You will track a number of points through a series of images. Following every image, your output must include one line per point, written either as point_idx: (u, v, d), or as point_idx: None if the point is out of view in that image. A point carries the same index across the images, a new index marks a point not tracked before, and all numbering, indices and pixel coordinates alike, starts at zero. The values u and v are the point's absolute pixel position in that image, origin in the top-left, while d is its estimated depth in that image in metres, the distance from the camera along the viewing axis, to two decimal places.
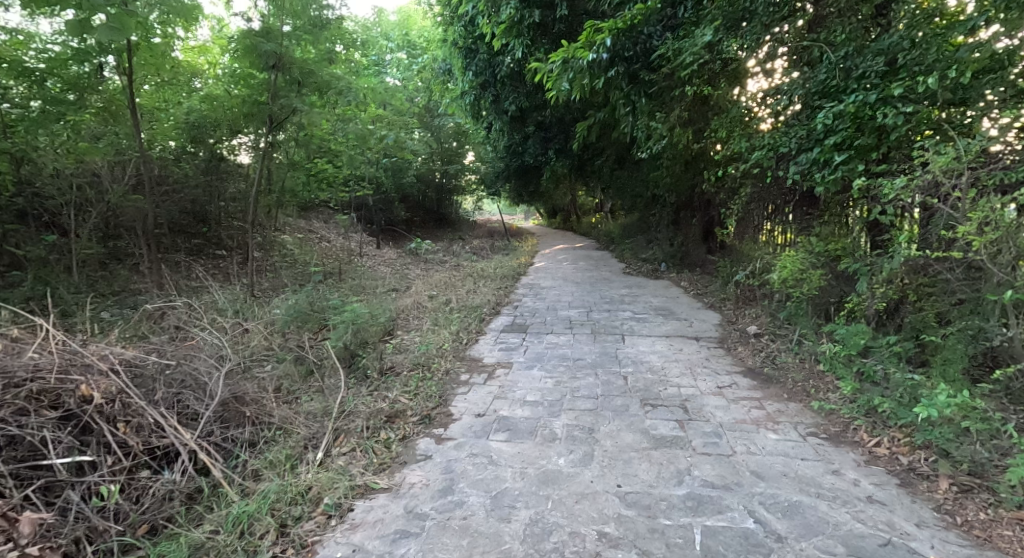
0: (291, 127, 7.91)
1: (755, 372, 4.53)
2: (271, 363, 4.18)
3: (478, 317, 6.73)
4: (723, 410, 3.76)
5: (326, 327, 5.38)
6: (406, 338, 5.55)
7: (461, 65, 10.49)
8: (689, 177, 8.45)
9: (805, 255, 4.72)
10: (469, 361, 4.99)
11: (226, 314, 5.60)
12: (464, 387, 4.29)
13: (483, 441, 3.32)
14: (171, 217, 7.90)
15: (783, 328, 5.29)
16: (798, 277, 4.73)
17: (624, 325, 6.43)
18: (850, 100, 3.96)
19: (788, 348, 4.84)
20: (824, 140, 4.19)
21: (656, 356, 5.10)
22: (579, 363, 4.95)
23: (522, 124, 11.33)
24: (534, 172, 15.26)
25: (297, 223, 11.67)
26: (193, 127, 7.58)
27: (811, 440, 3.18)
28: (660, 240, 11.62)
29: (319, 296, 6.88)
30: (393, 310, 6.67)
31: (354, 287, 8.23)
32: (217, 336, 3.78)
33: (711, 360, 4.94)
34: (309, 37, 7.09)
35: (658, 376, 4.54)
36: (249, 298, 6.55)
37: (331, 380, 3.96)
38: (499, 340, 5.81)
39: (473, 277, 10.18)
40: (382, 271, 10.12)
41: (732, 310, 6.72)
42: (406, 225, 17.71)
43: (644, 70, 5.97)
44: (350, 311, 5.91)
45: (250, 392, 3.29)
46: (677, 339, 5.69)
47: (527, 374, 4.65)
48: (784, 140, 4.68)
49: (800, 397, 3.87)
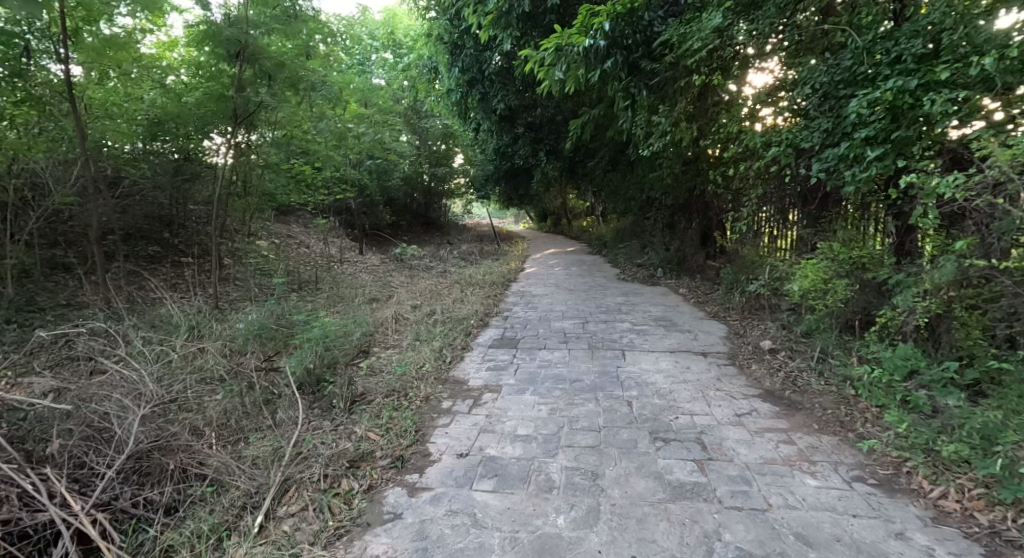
0: (265, 124, 7.48)
1: (776, 396, 4.02)
2: (220, 392, 3.59)
3: (464, 330, 6.17)
4: (747, 446, 3.22)
5: (293, 346, 4.81)
6: (381, 358, 4.98)
7: (447, 60, 9.94)
8: (689, 178, 7.98)
9: (828, 262, 4.26)
10: (452, 385, 4.43)
11: (179, 330, 5.00)
12: (445, 418, 3.73)
13: (465, 493, 2.74)
14: (130, 222, 7.24)
15: (800, 343, 4.80)
16: (821, 287, 4.28)
17: (623, 338, 5.90)
18: (887, 87, 3.43)
19: (810, 368, 4.34)
20: (855, 134, 3.68)
21: (662, 376, 4.57)
22: (576, 386, 4.39)
23: (511, 124, 10.82)
24: (524, 175, 14.74)
25: (274, 228, 11.02)
26: (155, 123, 6.89)
27: (860, 489, 2.66)
28: (655, 244, 11.17)
29: (290, 309, 6.30)
30: (369, 324, 6.10)
31: (331, 298, 7.64)
32: (135, 372, 3.18)
33: (724, 380, 4.42)
34: (287, 31, 6.71)
35: (667, 401, 4.01)
36: (210, 311, 5.93)
37: (287, 412, 3.39)
38: (487, 357, 5.26)
39: (460, 284, 9.61)
40: (363, 279, 9.53)
41: (739, 321, 6.22)
42: (391, 230, 17.08)
43: (644, 59, 5.46)
44: (321, 326, 5.35)
45: (179, 438, 2.71)
46: (682, 354, 5.18)
47: (518, 400, 4.08)
48: (806, 135, 4.18)
49: (833, 428, 3.36)
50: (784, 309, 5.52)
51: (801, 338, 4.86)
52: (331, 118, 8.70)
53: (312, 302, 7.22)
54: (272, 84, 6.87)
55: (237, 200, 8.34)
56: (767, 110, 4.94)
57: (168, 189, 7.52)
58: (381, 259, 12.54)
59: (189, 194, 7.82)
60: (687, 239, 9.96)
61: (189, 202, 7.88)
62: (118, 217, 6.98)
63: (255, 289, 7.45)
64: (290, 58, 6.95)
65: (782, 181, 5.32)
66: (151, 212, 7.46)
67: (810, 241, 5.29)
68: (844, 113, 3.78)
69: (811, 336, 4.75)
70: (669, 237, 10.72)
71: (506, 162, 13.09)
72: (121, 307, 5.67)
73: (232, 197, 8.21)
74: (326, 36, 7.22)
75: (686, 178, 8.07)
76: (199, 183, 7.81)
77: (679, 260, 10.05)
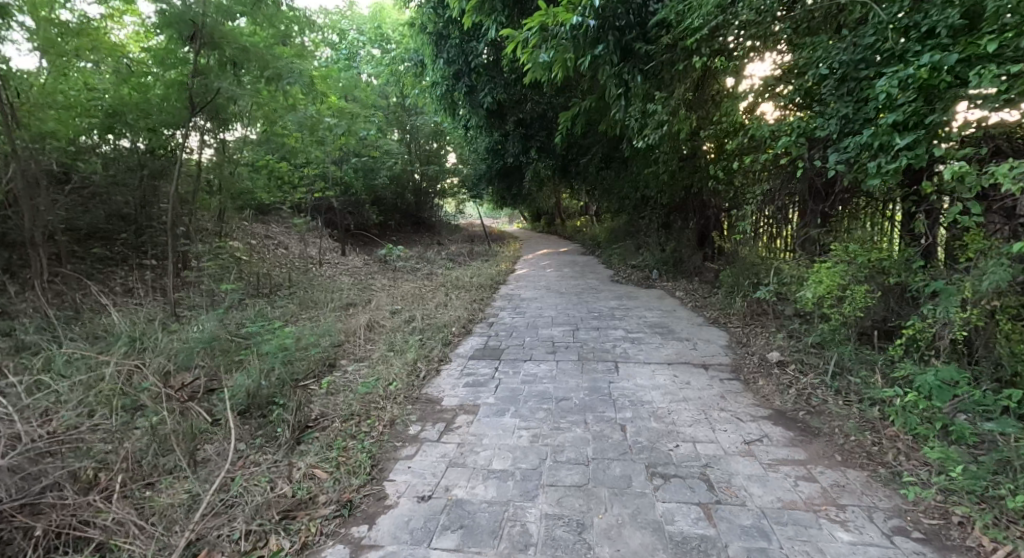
0: (232, 115, 6.99)
1: (788, 419, 3.53)
2: (143, 421, 3.06)
3: (444, 338, 5.69)
4: (760, 483, 2.74)
5: (246, 361, 4.28)
6: (345, 375, 4.46)
7: (431, 52, 9.42)
8: (686, 173, 7.51)
9: (845, 266, 3.76)
10: (423, 405, 3.93)
11: (119, 342, 4.49)
12: (410, 448, 3.23)
13: (421, 553, 2.27)
14: (93, 221, 6.60)
15: (811, 354, 4.34)
16: (838, 295, 3.78)
17: (615, 347, 5.43)
18: (921, 63, 2.94)
19: (825, 384, 3.86)
20: (880, 118, 3.20)
21: (659, 394, 4.07)
22: (563, 406, 3.89)
23: (501, 119, 10.34)
24: (515, 173, 14.24)
25: (251, 228, 10.49)
26: (111, 114, 6.35)
27: (904, 547, 2.21)
28: (650, 244, 10.73)
29: (255, 317, 5.78)
30: (338, 333, 5.57)
31: (303, 304, 7.11)
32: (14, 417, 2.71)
33: (728, 398, 3.95)
34: (261, 16, 6.25)
35: (666, 425, 3.52)
36: (163, 320, 5.41)
37: (212, 451, 2.95)
38: (465, 371, 4.76)
39: (446, 287, 9.12)
40: (342, 282, 9.00)
41: (741, 329, 5.75)
42: (378, 230, 16.50)
43: (640, 41, 4.98)
44: (281, 337, 4.82)
45: (55, 495, 2.33)
46: (681, 367, 4.71)
47: (495, 424, 3.57)
48: (820, 122, 3.70)
49: (860, 460, 2.89)
50: (791, 315, 5.05)
51: (811, 348, 4.39)
52: (306, 112, 8.19)
53: (282, 308, 6.69)
54: (240, 75, 6.45)
55: (205, 199, 7.83)
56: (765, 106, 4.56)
57: (136, 187, 6.93)
58: (364, 260, 11.99)
59: (161, 193, 7.20)
60: (684, 239, 9.49)
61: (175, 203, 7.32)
62: (76, 216, 6.42)
63: (218, 295, 6.89)
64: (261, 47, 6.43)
65: (792, 179, 4.89)
66: (120, 212, 6.89)
67: (820, 243, 4.82)
68: (869, 95, 3.28)
69: (823, 348, 4.28)
70: (665, 237, 10.26)
71: (496, 159, 12.58)
72: (60, 317, 5.12)
73: (200, 195, 7.66)
74: (302, 23, 6.78)
75: (683, 174, 7.60)
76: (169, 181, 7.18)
77: (675, 261, 9.60)
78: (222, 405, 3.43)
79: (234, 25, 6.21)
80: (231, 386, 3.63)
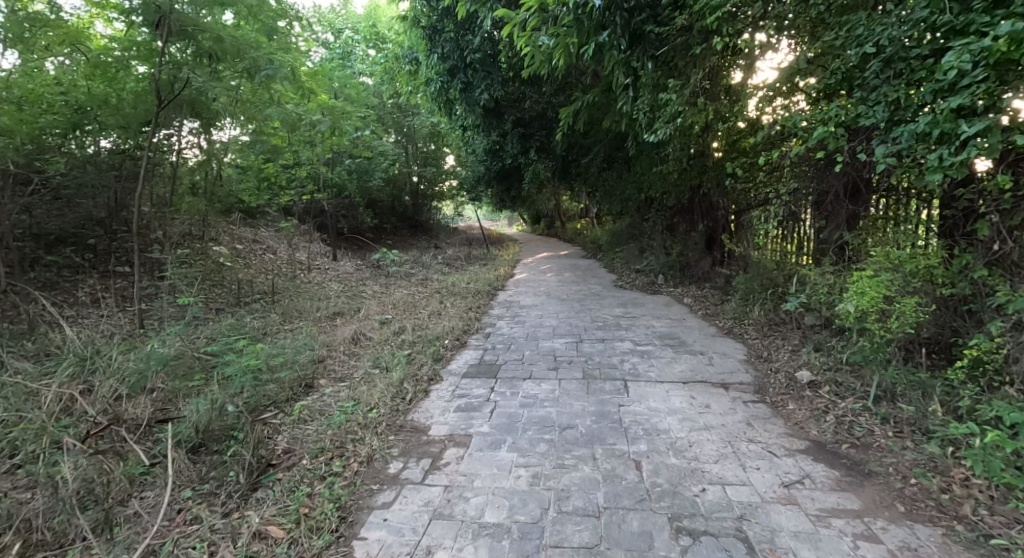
0: (210, 112, 6.51)
1: (829, 453, 3.04)
2: (66, 463, 2.58)
3: (436, 353, 5.20)
4: (810, 544, 2.28)
5: (208, 383, 3.78)
6: (321, 399, 3.95)
7: (425, 47, 8.93)
8: (697, 172, 7.03)
9: (891, 275, 3.33)
10: (408, 435, 3.44)
11: (69, 360, 3.99)
12: (388, 492, 2.74)
13: None
14: (62, 226, 6.15)
15: (846, 373, 3.85)
16: (883, 309, 3.32)
17: (624, 362, 4.93)
18: (998, 34, 2.44)
19: (868, 411, 3.37)
20: (941, 104, 2.72)
21: (677, 420, 3.58)
22: (568, 436, 3.39)
23: (499, 118, 9.86)
24: (514, 175, 13.77)
25: (237, 232, 10.02)
26: (76, 110, 5.76)
27: None
28: (655, 248, 10.25)
29: (229, 329, 5.29)
30: (318, 348, 5.07)
31: (285, 315, 6.62)
32: None
33: (756, 426, 3.46)
34: (245, 9, 5.88)
35: (689, 461, 3.04)
36: (126, 334, 4.92)
37: (136, 505, 2.47)
38: (458, 392, 4.26)
39: (441, 293, 8.64)
40: (331, 289, 8.51)
41: (759, 341, 5.25)
42: (373, 234, 16.01)
43: (650, 23, 4.50)
44: (252, 354, 4.32)
45: None
46: (698, 386, 4.21)
47: (491, 461, 3.07)
48: (863, 110, 3.20)
49: (927, 515, 2.41)
50: (818, 328, 4.56)
51: (846, 367, 3.90)
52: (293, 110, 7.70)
53: (261, 320, 6.19)
54: (223, 70, 6.06)
55: (188, 199, 7.30)
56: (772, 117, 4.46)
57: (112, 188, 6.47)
58: (356, 266, 11.48)
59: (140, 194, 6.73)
60: (691, 243, 9.00)
61: (146, 203, 6.82)
62: (45, 220, 5.97)
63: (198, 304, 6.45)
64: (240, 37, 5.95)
65: (828, 171, 4.57)
66: (88, 215, 6.37)
67: (851, 249, 4.34)
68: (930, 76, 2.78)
69: (860, 366, 3.79)
70: (670, 241, 9.79)
71: (495, 160, 12.11)
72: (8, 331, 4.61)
73: (180, 197, 7.16)
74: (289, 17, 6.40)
75: (692, 175, 7.11)
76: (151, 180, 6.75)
77: (682, 266, 9.12)
78: (166, 442, 2.92)
79: (218, 17, 5.81)
80: (182, 416, 3.14)
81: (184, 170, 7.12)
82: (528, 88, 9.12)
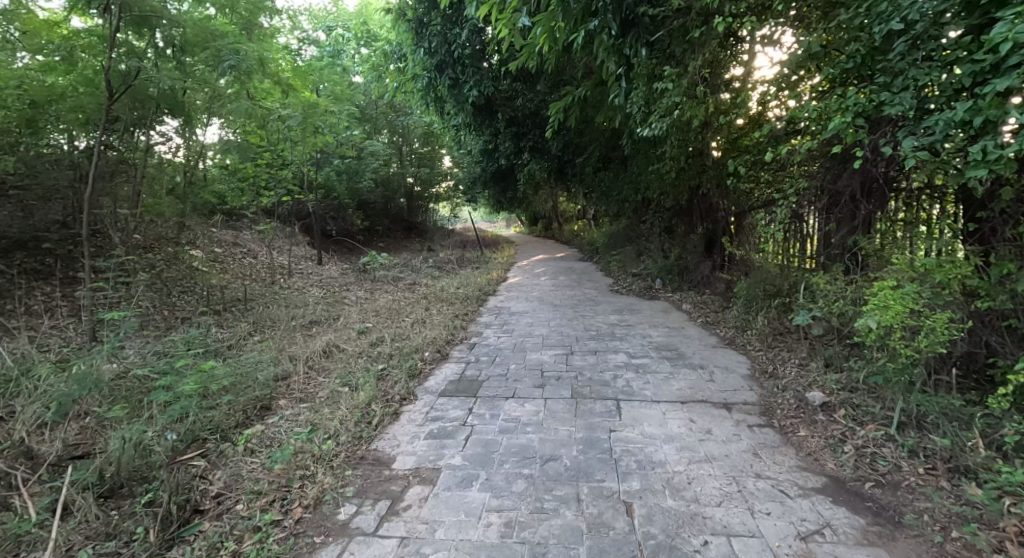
0: (180, 111, 6.09)
1: (851, 494, 2.62)
2: None
3: (413, 367, 4.78)
4: None
5: (145, 409, 3.33)
6: (276, 424, 3.51)
7: (410, 40, 8.51)
8: (697, 171, 6.62)
9: (918, 287, 2.91)
10: (368, 469, 3.01)
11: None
12: (335, 547, 2.36)
13: None
14: (18, 228, 5.37)
15: (864, 395, 3.43)
16: (910, 325, 2.91)
17: (616, 378, 4.51)
18: None
19: (892, 441, 2.95)
20: (985, 87, 2.31)
21: (677, 449, 3.17)
22: (553, 469, 2.97)
23: (490, 116, 9.46)
24: (509, 176, 13.38)
25: (217, 236, 9.59)
26: (30, 105, 5.20)
27: None
28: (652, 250, 9.85)
29: (190, 340, 4.84)
30: (284, 364, 4.65)
31: (257, 325, 6.19)
32: None
33: (764, 456, 3.04)
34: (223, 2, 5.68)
35: (690, 501, 2.64)
36: (70, 349, 4.46)
37: None
38: (431, 414, 3.82)
39: (428, 299, 8.22)
40: (311, 296, 8.09)
41: (763, 353, 4.83)
42: (364, 236, 15.58)
43: (644, 6, 4.08)
44: (204, 374, 3.87)
45: None
46: (698, 407, 3.80)
47: (459, 503, 2.66)
48: (887, 97, 2.77)
49: None
50: (830, 341, 4.15)
51: (863, 387, 3.47)
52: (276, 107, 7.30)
53: (229, 331, 5.76)
54: (196, 65, 5.72)
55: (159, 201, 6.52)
56: (779, 110, 4.17)
57: (72, 192, 5.67)
58: (343, 270, 11.06)
59: (115, 195, 5.93)
60: (690, 246, 8.60)
61: (115, 204, 5.95)
62: (3, 221, 5.24)
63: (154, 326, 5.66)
64: (210, 32, 5.61)
65: (845, 167, 4.18)
66: (49, 218, 5.60)
67: (867, 254, 3.93)
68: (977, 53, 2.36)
69: (880, 388, 3.37)
70: (668, 244, 9.39)
71: (487, 160, 11.70)
72: None
73: (153, 199, 6.45)
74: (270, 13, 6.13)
75: (690, 174, 6.70)
76: (124, 179, 5.98)
77: (680, 269, 8.70)
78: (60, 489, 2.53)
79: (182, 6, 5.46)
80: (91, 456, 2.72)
81: (170, 167, 6.65)
82: (520, 85, 8.70)
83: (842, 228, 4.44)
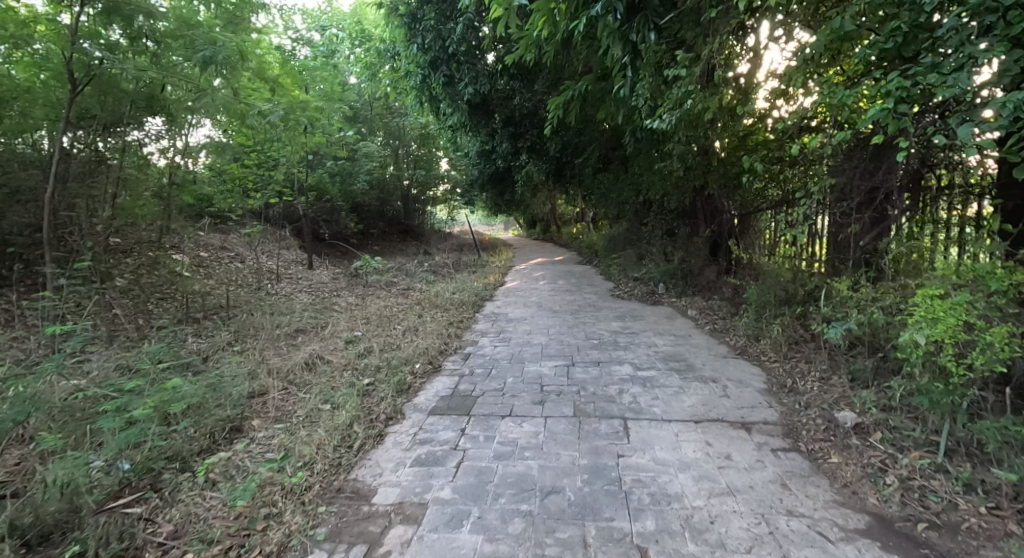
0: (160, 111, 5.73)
1: (903, 538, 2.27)
2: None
3: (402, 382, 4.40)
4: None
5: (95, 437, 2.95)
6: (244, 450, 3.15)
7: (404, 36, 8.14)
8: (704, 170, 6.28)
9: (971, 296, 2.55)
10: (346, 504, 2.65)
11: None
12: None
13: None
14: None
15: (899, 415, 3.08)
16: (964, 339, 2.55)
17: (621, 393, 4.14)
18: None
19: (942, 472, 2.61)
20: None
21: (694, 479, 2.80)
22: (555, 505, 2.60)
23: (486, 114, 9.10)
24: (507, 178, 13.03)
25: (202, 239, 9.22)
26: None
27: None
28: (653, 253, 9.50)
29: (159, 352, 4.44)
30: (262, 378, 4.28)
31: (238, 334, 5.81)
32: None
33: (795, 488, 2.68)
34: None
35: (715, 547, 2.27)
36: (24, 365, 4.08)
37: None
38: (419, 436, 3.43)
39: (422, 305, 7.85)
40: (299, 302, 7.71)
41: (779, 364, 4.47)
42: (358, 240, 15.22)
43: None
44: (166, 392, 3.49)
45: None
46: (713, 427, 3.43)
47: (447, 550, 2.29)
48: (938, 79, 2.42)
49: None
50: (856, 352, 3.79)
51: (899, 407, 3.12)
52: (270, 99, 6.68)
53: (206, 342, 5.38)
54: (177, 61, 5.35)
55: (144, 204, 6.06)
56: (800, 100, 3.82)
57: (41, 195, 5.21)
58: (334, 274, 10.68)
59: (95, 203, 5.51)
60: (693, 249, 8.25)
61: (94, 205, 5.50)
62: None
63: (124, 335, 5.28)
64: (199, 24, 5.20)
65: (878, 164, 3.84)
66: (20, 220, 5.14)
67: (900, 259, 3.58)
68: None
69: (920, 409, 3.02)
70: (670, 246, 9.04)
71: (485, 162, 11.36)
72: None
73: (143, 204, 6.02)
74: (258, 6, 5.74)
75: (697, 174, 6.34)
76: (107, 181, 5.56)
77: (684, 273, 8.34)
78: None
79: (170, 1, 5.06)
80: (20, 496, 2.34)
81: (153, 170, 6.11)
82: (517, 83, 8.34)
83: (873, 229, 4.09)
